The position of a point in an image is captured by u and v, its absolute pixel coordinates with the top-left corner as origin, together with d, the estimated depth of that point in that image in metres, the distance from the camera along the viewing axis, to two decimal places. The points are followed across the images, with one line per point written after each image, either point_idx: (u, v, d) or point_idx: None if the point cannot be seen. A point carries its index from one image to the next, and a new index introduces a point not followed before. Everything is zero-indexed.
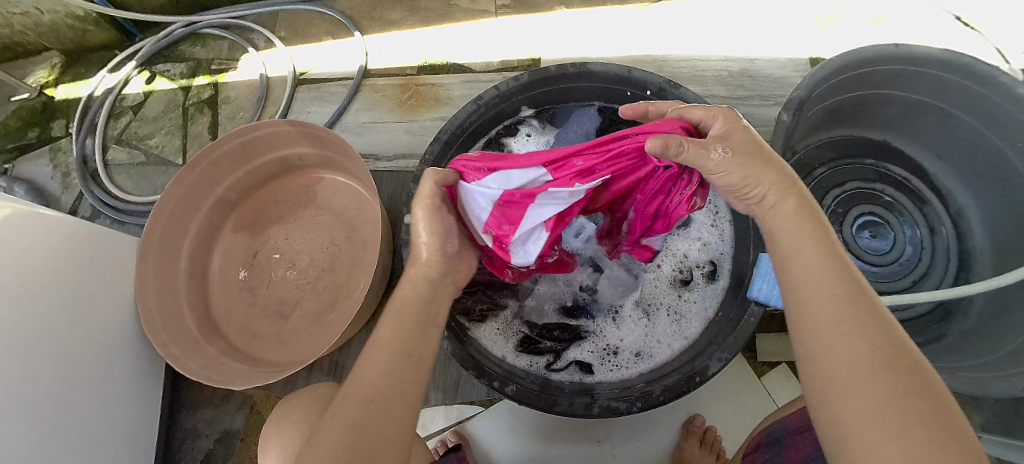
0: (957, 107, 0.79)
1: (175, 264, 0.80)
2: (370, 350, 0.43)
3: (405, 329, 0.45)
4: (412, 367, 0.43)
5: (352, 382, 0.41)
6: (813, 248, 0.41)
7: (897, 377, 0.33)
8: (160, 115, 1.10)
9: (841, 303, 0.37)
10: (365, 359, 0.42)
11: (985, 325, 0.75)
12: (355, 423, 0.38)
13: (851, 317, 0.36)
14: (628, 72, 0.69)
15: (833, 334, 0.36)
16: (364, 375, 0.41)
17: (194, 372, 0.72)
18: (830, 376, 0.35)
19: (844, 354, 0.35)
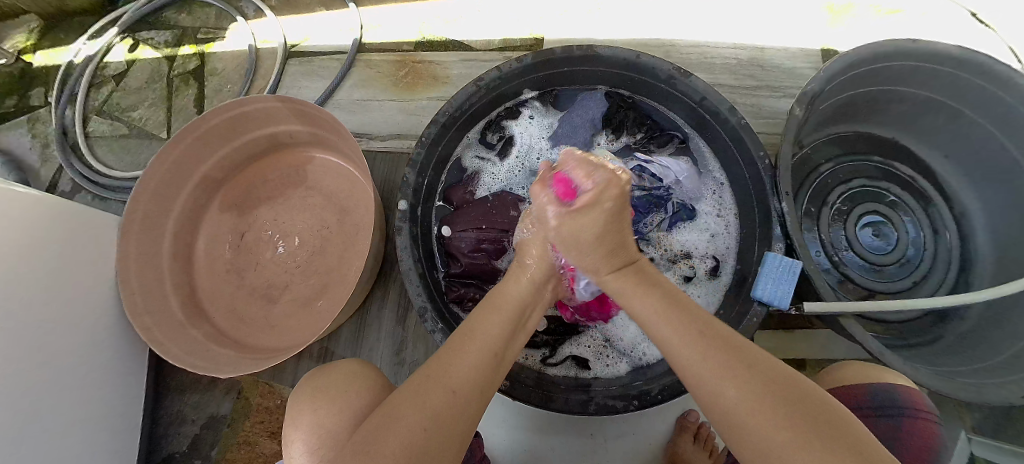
0: (971, 106, 0.77)
1: (159, 246, 0.77)
2: (463, 339, 0.42)
3: (503, 328, 0.44)
4: (496, 369, 0.42)
5: (434, 367, 0.39)
6: (649, 303, 0.45)
7: (771, 398, 0.35)
8: (145, 86, 1.05)
9: (700, 341, 0.40)
10: (454, 348, 0.41)
11: (983, 329, 0.75)
12: (436, 407, 0.36)
13: (705, 360, 0.39)
14: (638, 58, 0.65)
15: (702, 379, 0.39)
16: (453, 362, 0.40)
17: (177, 358, 0.69)
18: (727, 423, 0.37)
19: (723, 397, 0.37)
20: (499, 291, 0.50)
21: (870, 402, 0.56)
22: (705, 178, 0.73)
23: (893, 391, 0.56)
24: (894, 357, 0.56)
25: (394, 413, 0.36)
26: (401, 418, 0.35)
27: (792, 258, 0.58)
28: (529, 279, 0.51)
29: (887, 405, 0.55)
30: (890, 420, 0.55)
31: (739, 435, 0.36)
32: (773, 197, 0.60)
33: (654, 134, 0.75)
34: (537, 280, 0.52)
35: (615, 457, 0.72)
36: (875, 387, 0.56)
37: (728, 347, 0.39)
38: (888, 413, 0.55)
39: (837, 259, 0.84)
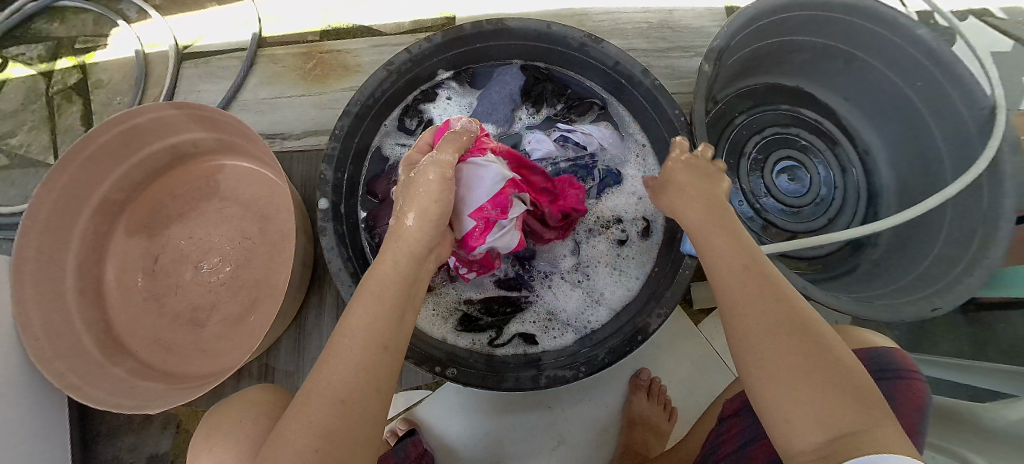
0: (864, 50, 0.82)
1: (60, 283, 0.70)
2: (341, 343, 0.36)
3: (386, 319, 0.38)
4: (388, 360, 0.37)
5: (318, 379, 0.35)
6: (717, 244, 0.43)
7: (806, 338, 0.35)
8: (20, 108, 0.93)
9: (752, 279, 0.39)
10: (335, 353, 0.36)
11: (894, 254, 0.82)
12: (323, 428, 0.32)
13: (755, 288, 0.38)
14: (548, 27, 0.65)
15: (742, 305, 0.38)
16: (333, 373, 0.35)
17: (100, 400, 0.63)
18: (747, 350, 0.36)
19: (757, 324, 0.36)
20: (375, 272, 0.42)
21: (866, 366, 0.54)
22: (627, 141, 0.74)
23: (888, 355, 0.54)
24: (816, 289, 0.61)
25: (280, 441, 0.33)
26: (287, 447, 0.32)
27: None
28: (408, 255, 0.42)
29: (885, 368, 0.53)
30: (887, 383, 0.52)
31: (755, 360, 0.36)
32: (691, 153, 0.62)
33: (574, 103, 0.75)
34: (418, 254, 0.43)
35: (574, 423, 0.74)
36: (869, 352, 0.55)
37: (778, 282, 0.39)
38: (885, 375, 0.53)
39: (760, 206, 0.89)
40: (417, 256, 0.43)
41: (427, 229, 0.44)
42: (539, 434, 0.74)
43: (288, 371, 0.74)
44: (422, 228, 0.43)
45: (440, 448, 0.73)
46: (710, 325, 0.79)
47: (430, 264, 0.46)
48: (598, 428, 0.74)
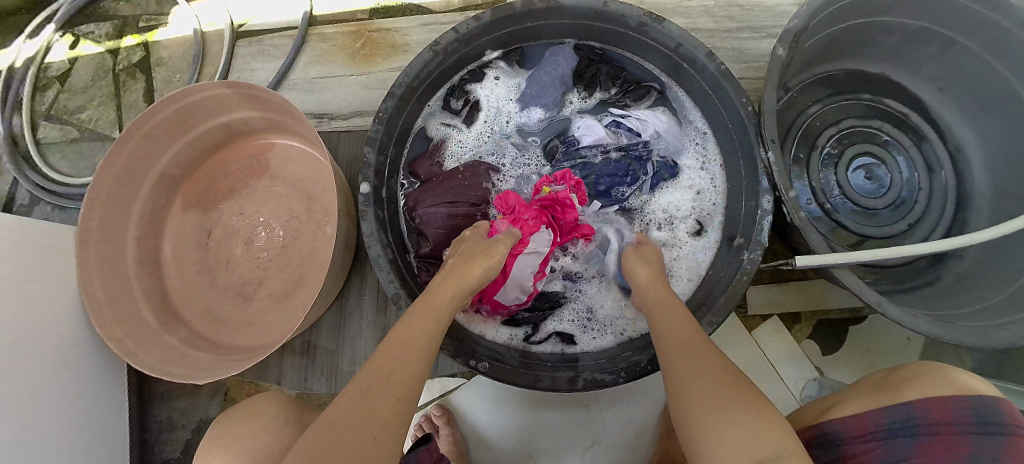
0: (965, 33, 0.73)
1: (122, 252, 0.73)
2: (396, 345, 0.40)
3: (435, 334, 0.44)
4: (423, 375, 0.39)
5: (373, 375, 0.37)
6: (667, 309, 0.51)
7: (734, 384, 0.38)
8: (90, 84, 0.98)
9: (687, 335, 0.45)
10: (394, 351, 0.40)
11: (982, 266, 0.73)
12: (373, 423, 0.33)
13: (694, 350, 0.42)
14: (604, 5, 0.60)
15: (682, 362, 0.42)
16: (392, 365, 0.38)
17: (152, 367, 0.66)
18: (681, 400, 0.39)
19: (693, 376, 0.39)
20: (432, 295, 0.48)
21: (966, 416, 0.36)
22: (687, 130, 0.69)
23: (1001, 408, 0.36)
24: (891, 306, 0.54)
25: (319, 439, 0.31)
26: (338, 422, 0.32)
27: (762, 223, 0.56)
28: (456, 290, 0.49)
29: (993, 424, 0.35)
30: (996, 446, 0.35)
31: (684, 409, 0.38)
32: (758, 146, 0.56)
33: (630, 87, 0.70)
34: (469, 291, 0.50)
35: (611, 425, 0.72)
36: (973, 397, 0.37)
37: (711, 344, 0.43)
38: (991, 434, 0.35)
39: (828, 205, 0.81)
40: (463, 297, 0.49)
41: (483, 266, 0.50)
42: (573, 433, 0.72)
43: (328, 351, 0.76)
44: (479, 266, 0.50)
45: (472, 437, 0.72)
46: (765, 333, 0.74)
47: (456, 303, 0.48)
48: (634, 433, 0.71)
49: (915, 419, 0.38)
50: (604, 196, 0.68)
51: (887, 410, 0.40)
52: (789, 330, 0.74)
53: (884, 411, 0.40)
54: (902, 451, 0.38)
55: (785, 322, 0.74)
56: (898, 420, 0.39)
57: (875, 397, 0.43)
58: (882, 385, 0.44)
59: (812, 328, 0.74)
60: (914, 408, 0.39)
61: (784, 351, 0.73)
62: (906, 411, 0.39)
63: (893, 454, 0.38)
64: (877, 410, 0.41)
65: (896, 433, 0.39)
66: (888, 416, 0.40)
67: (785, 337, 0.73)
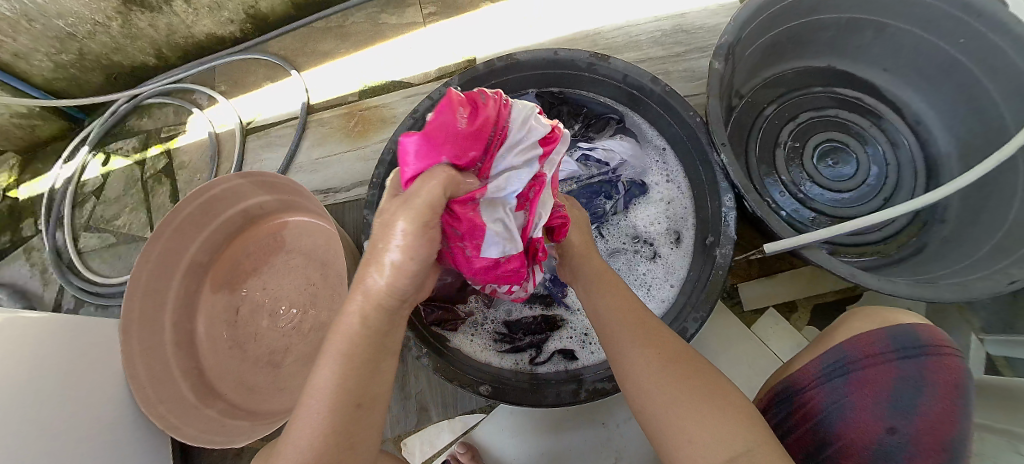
0: (894, 17, 0.80)
1: (160, 337, 0.81)
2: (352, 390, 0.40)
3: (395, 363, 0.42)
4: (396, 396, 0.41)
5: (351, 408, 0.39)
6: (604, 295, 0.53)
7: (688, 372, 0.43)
8: (122, 194, 1.10)
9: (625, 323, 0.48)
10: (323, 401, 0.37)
11: (964, 225, 0.77)
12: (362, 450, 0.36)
13: (643, 335, 0.47)
14: (556, 54, 0.69)
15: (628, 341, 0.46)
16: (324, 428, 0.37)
17: (194, 439, 0.73)
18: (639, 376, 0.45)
19: (644, 357, 0.45)
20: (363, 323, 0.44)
21: (887, 345, 0.44)
22: (648, 149, 0.75)
23: (914, 329, 0.44)
24: (866, 275, 0.58)
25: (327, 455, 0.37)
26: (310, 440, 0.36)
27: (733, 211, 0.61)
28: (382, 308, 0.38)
29: (910, 346, 0.43)
30: (915, 365, 0.43)
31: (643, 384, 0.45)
32: (711, 151, 0.63)
33: (591, 120, 0.78)
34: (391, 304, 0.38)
35: (630, 438, 0.73)
36: (892, 328, 0.45)
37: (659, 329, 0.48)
38: (911, 356, 0.43)
39: (803, 196, 0.86)
40: (387, 305, 0.39)
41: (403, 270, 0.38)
42: (595, 452, 0.73)
43: None
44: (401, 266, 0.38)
45: None
46: (764, 326, 0.77)
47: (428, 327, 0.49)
48: None
49: (849, 357, 0.45)
50: None
51: (824, 355, 0.47)
52: (787, 319, 0.77)
53: (821, 357, 0.47)
54: (842, 388, 0.44)
55: (781, 312, 0.77)
56: (833, 362, 0.46)
57: (815, 347, 0.50)
58: (820, 337, 0.51)
59: (809, 314, 0.77)
60: (846, 349, 0.45)
61: (787, 340, 0.75)
62: (839, 354, 0.46)
63: (835, 392, 0.44)
64: (816, 356, 0.47)
65: (833, 375, 0.45)
66: (824, 360, 0.46)
67: (785, 327, 0.76)
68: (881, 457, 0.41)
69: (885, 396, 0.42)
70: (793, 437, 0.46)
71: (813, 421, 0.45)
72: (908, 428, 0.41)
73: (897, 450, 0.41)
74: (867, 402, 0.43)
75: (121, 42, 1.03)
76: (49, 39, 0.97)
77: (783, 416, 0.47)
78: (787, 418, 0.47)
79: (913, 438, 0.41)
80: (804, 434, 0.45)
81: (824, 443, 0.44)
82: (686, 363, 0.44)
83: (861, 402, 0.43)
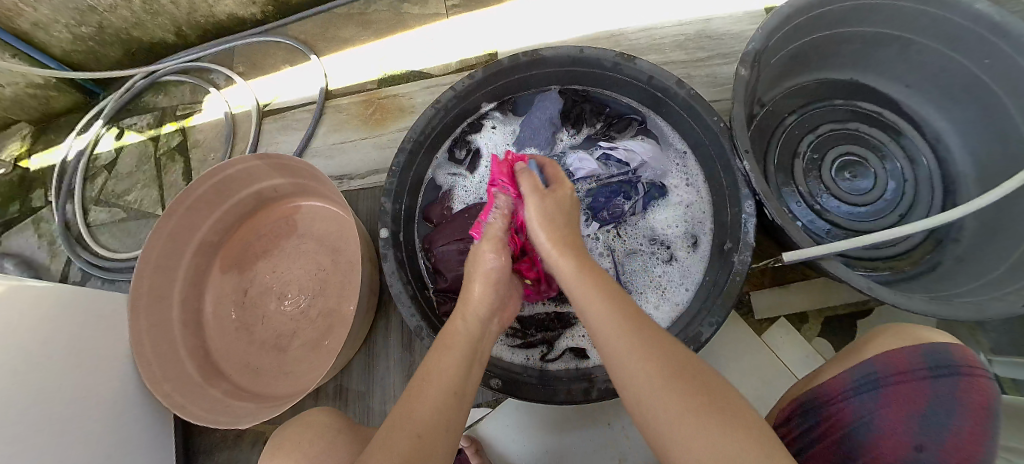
0: (919, 33, 0.80)
1: (168, 314, 0.81)
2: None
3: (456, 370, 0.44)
4: (455, 399, 0.43)
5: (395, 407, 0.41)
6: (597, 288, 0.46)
7: (693, 387, 0.37)
8: (134, 170, 1.10)
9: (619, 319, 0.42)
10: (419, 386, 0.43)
11: (980, 246, 0.76)
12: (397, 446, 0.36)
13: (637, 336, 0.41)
14: (581, 52, 0.68)
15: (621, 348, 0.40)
16: (413, 412, 0.40)
17: (200, 418, 0.72)
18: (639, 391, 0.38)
19: (643, 362, 0.39)
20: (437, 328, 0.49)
21: (920, 362, 0.43)
22: (669, 152, 0.75)
23: (949, 350, 0.44)
24: (883, 289, 0.58)
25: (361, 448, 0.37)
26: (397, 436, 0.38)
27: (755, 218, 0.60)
28: (476, 315, 0.51)
29: (944, 365, 0.43)
30: (948, 384, 0.42)
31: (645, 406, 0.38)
32: (733, 157, 0.62)
33: (613, 120, 0.77)
34: (483, 316, 0.51)
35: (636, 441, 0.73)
36: (925, 346, 0.44)
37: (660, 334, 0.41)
38: (945, 375, 0.42)
39: (820, 207, 0.85)
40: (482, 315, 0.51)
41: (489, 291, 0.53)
42: (598, 453, 0.73)
43: (360, 392, 0.80)
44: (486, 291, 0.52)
45: None
46: (775, 336, 0.76)
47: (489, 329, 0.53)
48: None
49: (880, 372, 0.44)
50: (602, 219, 0.73)
51: (854, 369, 0.46)
52: (798, 330, 0.76)
53: (851, 371, 0.46)
54: (871, 402, 0.44)
55: (792, 322, 0.77)
56: (863, 376, 0.45)
57: (843, 361, 0.49)
58: (847, 351, 0.50)
59: (821, 326, 0.76)
60: (876, 363, 0.45)
61: (797, 350, 0.75)
62: (869, 368, 0.45)
63: (863, 407, 0.44)
64: (846, 370, 0.47)
65: (863, 388, 0.45)
66: (854, 374, 0.46)
67: (795, 337, 0.76)
68: None
69: (915, 413, 0.42)
70: (817, 450, 0.45)
71: (838, 434, 0.44)
72: (937, 447, 0.40)
73: None
74: (897, 419, 0.42)
75: (141, 18, 1.03)
76: (70, 10, 0.97)
77: (806, 426, 0.47)
78: (810, 428, 0.47)
79: (944, 457, 0.40)
80: (828, 447, 0.45)
81: (849, 458, 0.43)
82: (691, 375, 0.38)
83: (891, 418, 0.43)
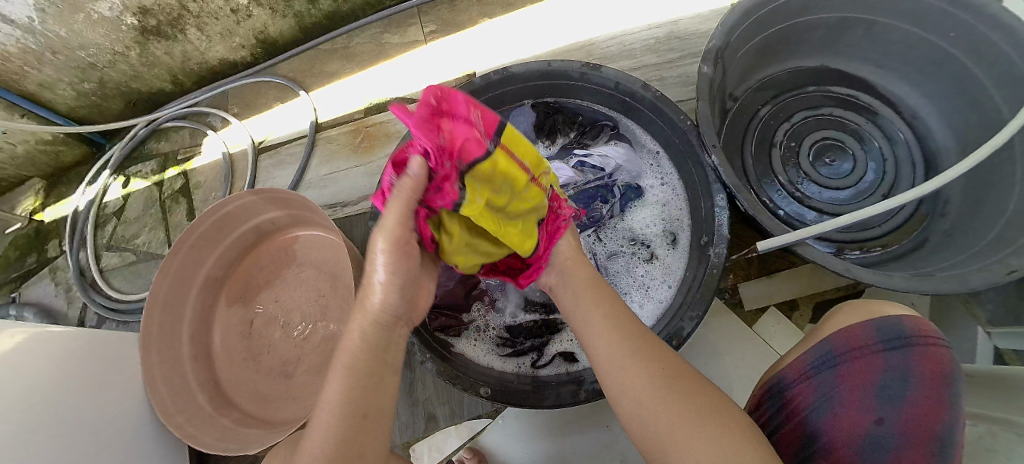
0: (882, 14, 0.82)
1: (178, 349, 0.84)
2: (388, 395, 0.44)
3: None
4: None
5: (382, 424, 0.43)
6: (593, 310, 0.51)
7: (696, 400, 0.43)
8: (141, 214, 1.15)
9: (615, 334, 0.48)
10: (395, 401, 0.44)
11: (964, 218, 0.77)
12: None
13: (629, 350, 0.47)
14: (549, 66, 0.71)
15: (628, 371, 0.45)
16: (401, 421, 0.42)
17: (210, 446, 0.77)
18: (627, 398, 0.45)
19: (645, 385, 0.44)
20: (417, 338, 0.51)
21: (874, 337, 0.45)
22: (641, 153, 0.77)
23: (901, 321, 0.45)
24: (860, 268, 0.59)
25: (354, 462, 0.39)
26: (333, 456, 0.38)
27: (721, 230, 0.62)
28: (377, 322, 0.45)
29: (896, 337, 0.44)
30: (901, 356, 0.43)
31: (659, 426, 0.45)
32: (703, 153, 0.64)
33: (586, 128, 0.80)
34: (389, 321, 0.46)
35: None
36: (878, 320, 0.46)
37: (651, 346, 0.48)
38: (897, 347, 0.44)
39: (801, 194, 0.87)
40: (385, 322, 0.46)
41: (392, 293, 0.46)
42: (600, 454, 0.74)
43: None
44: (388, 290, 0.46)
45: None
46: (766, 325, 0.77)
47: None
48: None
49: (837, 350, 0.46)
50: (583, 224, 0.75)
51: (814, 349, 0.48)
52: (789, 318, 0.77)
53: (811, 351, 0.48)
54: (830, 380, 0.45)
55: (783, 310, 0.78)
56: (822, 355, 0.47)
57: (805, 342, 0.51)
58: (810, 332, 0.52)
59: (811, 312, 0.77)
60: (834, 342, 0.47)
61: (789, 337, 0.76)
62: (827, 347, 0.47)
63: (822, 385, 0.45)
64: (807, 350, 0.49)
65: (822, 367, 0.46)
66: (814, 354, 0.47)
67: (787, 325, 0.76)
68: (869, 449, 0.41)
69: (871, 386, 0.43)
70: (784, 431, 0.47)
71: (801, 414, 0.46)
72: (895, 418, 0.42)
73: (884, 439, 0.41)
74: (855, 394, 0.44)
75: (140, 70, 1.09)
76: (72, 69, 1.04)
77: (774, 410, 0.49)
78: (778, 411, 0.48)
79: (901, 428, 0.41)
80: (792, 427, 0.46)
81: (813, 437, 0.44)
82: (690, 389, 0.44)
83: (849, 393, 0.44)
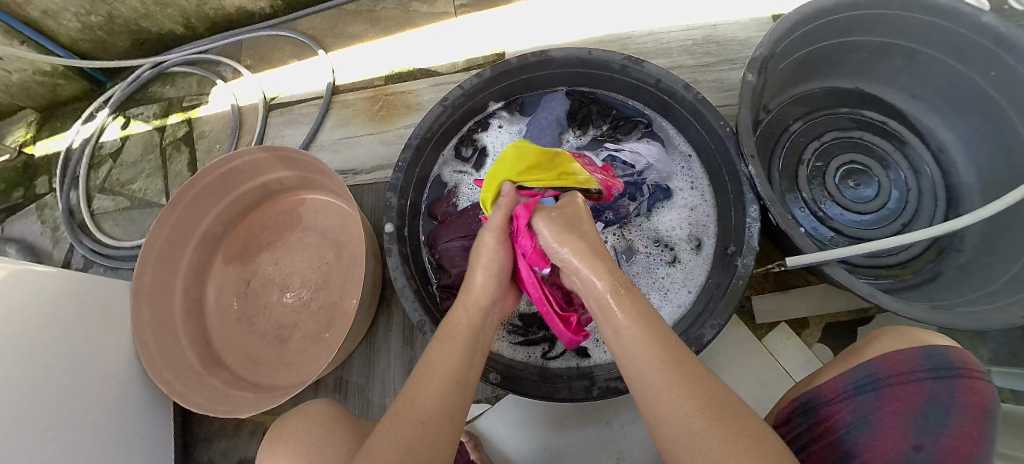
0: (926, 44, 0.80)
1: (170, 303, 0.81)
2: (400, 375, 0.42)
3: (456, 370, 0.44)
4: (460, 393, 0.43)
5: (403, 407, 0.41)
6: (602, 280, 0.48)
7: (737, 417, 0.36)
8: (140, 159, 1.10)
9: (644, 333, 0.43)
10: (416, 382, 0.43)
11: (981, 257, 0.77)
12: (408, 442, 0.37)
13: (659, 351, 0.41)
14: (589, 53, 0.68)
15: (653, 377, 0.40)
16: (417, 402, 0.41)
17: (200, 406, 0.72)
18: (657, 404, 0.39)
19: (685, 397, 0.37)
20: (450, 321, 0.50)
21: (919, 364, 0.44)
22: (673, 154, 0.76)
23: (948, 352, 0.44)
24: (886, 296, 0.58)
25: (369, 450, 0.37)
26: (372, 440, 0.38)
27: (750, 240, 0.61)
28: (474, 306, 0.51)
29: (943, 367, 0.43)
30: (947, 386, 0.42)
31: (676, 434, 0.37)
32: (739, 162, 0.62)
33: (619, 122, 0.78)
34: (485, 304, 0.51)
35: (633, 441, 0.73)
36: (923, 348, 0.45)
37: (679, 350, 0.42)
38: (944, 377, 0.43)
39: (823, 214, 0.86)
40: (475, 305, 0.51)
41: (490, 281, 0.53)
42: (596, 452, 0.73)
43: (360, 385, 0.80)
44: (487, 281, 0.53)
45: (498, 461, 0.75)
46: (775, 341, 0.77)
47: (487, 337, 0.51)
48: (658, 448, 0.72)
49: (879, 373, 0.45)
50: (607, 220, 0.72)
51: (855, 371, 0.48)
52: (799, 336, 0.77)
53: (852, 372, 0.48)
54: (869, 403, 0.45)
55: (794, 328, 0.77)
56: (864, 377, 0.46)
57: (845, 363, 0.50)
58: (850, 354, 0.52)
59: (821, 332, 0.77)
60: (876, 365, 0.46)
61: (797, 355, 0.75)
62: (868, 369, 0.46)
63: (861, 407, 0.45)
64: (846, 371, 0.48)
65: (862, 389, 0.46)
66: (856, 375, 0.47)
67: (796, 343, 0.76)
68: None
69: (912, 412, 0.42)
70: (817, 448, 0.47)
71: (836, 433, 0.46)
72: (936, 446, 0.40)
73: None
74: (894, 419, 0.43)
75: (151, 8, 1.03)
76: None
77: (807, 427, 0.49)
78: (813, 429, 0.48)
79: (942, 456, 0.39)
80: (826, 445, 0.46)
81: (846, 457, 0.44)
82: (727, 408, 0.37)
83: (889, 416, 0.43)
